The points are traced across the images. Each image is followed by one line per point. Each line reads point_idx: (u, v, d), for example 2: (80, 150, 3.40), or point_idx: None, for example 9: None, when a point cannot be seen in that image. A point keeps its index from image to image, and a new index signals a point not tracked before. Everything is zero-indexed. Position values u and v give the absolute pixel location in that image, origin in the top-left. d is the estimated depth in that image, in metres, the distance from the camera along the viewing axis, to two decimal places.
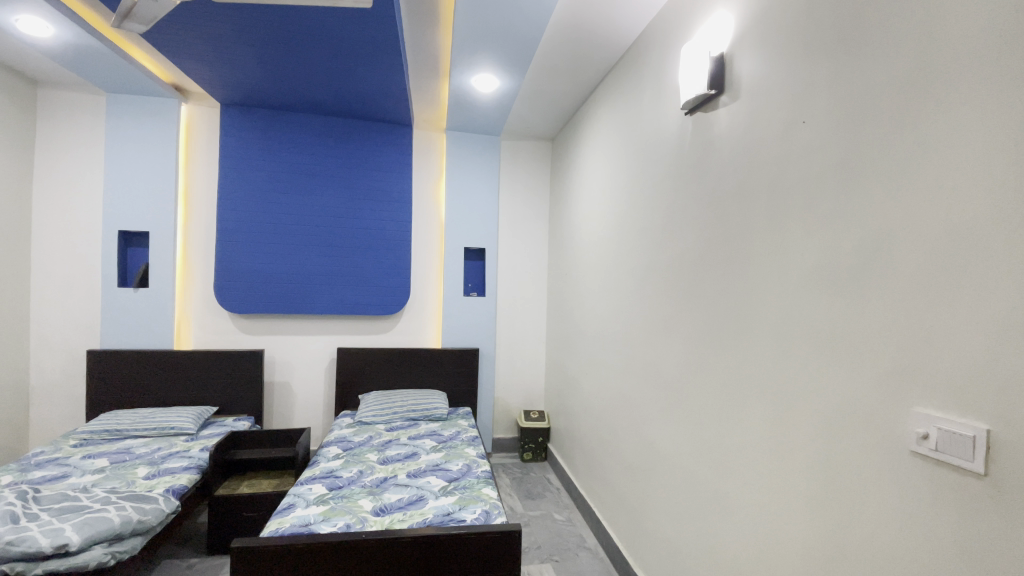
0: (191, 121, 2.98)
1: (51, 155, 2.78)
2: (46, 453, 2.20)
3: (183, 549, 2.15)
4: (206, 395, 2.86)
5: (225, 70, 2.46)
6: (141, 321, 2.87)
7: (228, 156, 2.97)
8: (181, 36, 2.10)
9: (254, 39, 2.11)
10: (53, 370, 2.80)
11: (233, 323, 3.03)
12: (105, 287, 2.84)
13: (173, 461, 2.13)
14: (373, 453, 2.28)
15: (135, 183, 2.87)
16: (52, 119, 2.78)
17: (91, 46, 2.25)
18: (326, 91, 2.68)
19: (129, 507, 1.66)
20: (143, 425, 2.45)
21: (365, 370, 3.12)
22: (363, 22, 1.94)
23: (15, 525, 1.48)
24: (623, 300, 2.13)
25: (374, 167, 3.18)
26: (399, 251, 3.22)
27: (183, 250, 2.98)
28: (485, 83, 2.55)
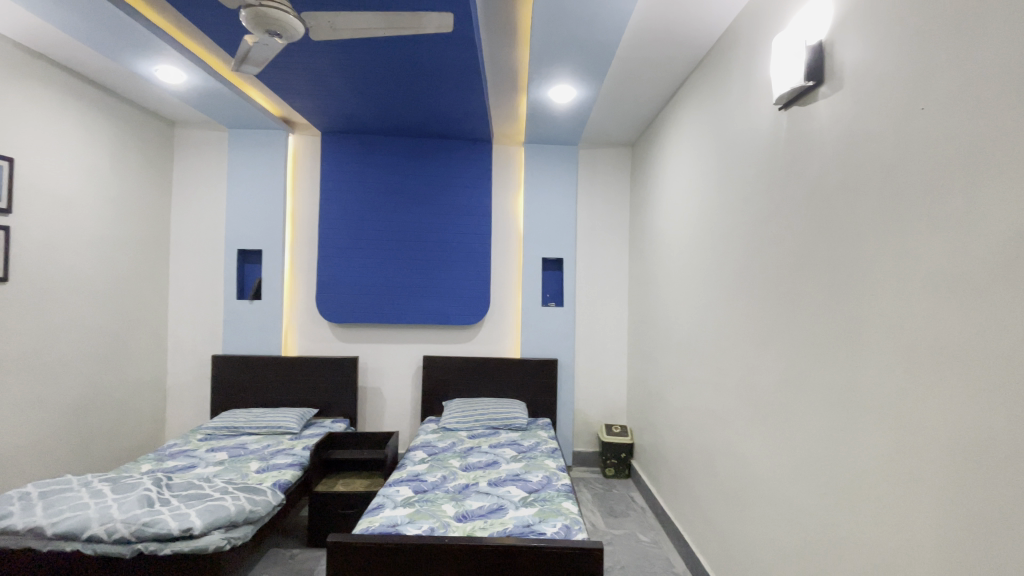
0: (297, 149, 3.32)
1: (186, 185, 3.24)
2: (178, 445, 2.52)
3: (288, 539, 2.35)
4: (307, 398, 3.12)
5: (325, 102, 2.71)
6: (255, 329, 3.21)
7: (328, 180, 3.25)
8: (288, 74, 2.35)
9: (349, 71, 2.30)
10: (185, 371, 3.23)
11: (331, 332, 3.29)
12: (227, 299, 3.22)
13: (280, 458, 2.35)
14: (456, 459, 2.35)
15: (250, 207, 3.23)
16: (187, 155, 3.24)
17: (215, 87, 2.59)
18: (412, 114, 2.85)
19: (243, 497, 1.85)
20: (255, 423, 2.73)
21: (448, 378, 3.22)
22: (444, 46, 2.04)
23: (150, 508, 1.71)
24: (712, 310, 2.02)
25: (456, 183, 3.31)
26: (480, 263, 3.31)
27: (290, 266, 3.30)
28: (562, 94, 2.56)
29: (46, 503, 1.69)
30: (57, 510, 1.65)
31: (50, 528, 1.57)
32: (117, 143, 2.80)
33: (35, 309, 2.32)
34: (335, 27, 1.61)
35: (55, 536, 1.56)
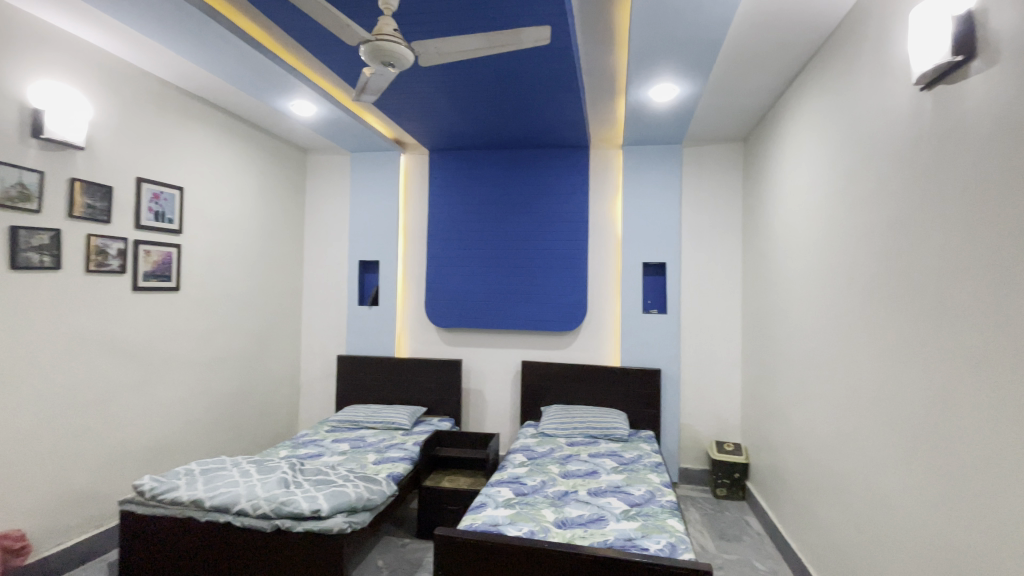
0: (408, 166, 3.60)
1: (316, 204, 3.68)
2: (310, 435, 2.84)
3: (400, 529, 2.54)
4: (417, 397, 3.35)
5: (433, 122, 2.91)
6: (372, 332, 3.53)
7: (435, 193, 3.48)
8: (399, 99, 2.56)
9: (453, 91, 2.45)
10: (315, 369, 3.64)
11: (438, 336, 3.50)
12: (349, 305, 3.58)
13: (393, 452, 2.54)
14: (555, 465, 2.35)
15: (368, 221, 3.57)
16: (317, 178, 3.68)
17: (339, 117, 2.91)
18: (512, 126, 2.94)
19: (361, 486, 2.04)
20: (372, 419, 2.99)
21: (548, 384, 3.25)
22: (542, 58, 2.09)
23: (286, 489, 1.95)
24: (840, 318, 1.80)
25: (554, 191, 3.34)
26: (578, 269, 3.30)
27: (402, 275, 3.58)
28: (664, 93, 2.47)
29: (206, 479, 2.01)
30: (214, 486, 1.95)
31: (209, 500, 1.86)
32: (263, 171, 3.28)
33: (198, 313, 2.79)
34: (440, 52, 1.73)
35: (213, 507, 1.84)
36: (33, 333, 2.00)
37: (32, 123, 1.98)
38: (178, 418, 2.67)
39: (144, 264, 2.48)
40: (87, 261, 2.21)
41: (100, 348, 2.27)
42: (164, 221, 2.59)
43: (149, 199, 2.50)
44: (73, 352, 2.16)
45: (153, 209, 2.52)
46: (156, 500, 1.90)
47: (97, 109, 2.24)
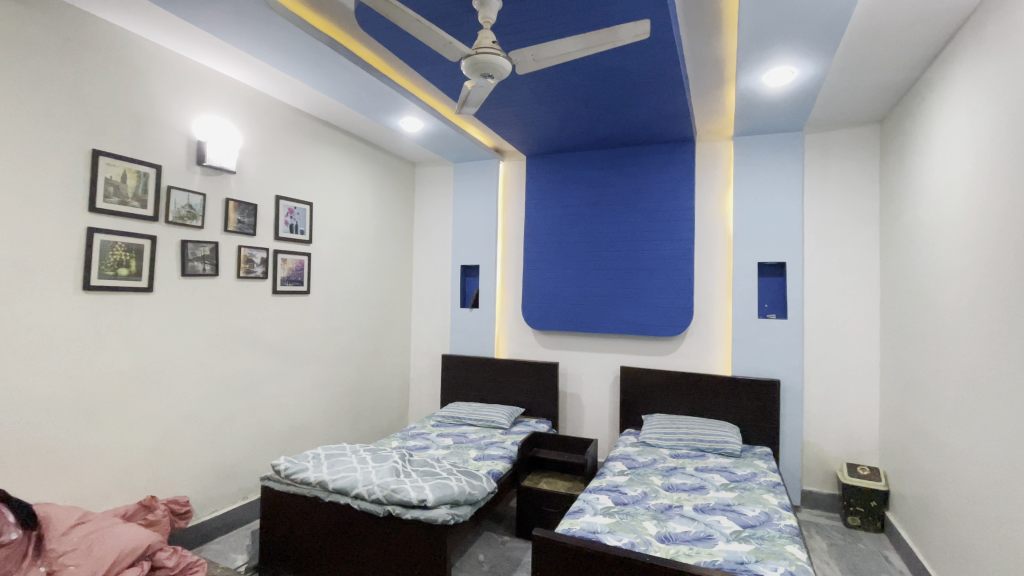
0: (507, 173, 3.70)
1: (423, 213, 3.93)
2: (418, 428, 3.04)
3: (499, 526, 2.60)
4: (516, 398, 3.41)
5: (530, 128, 2.96)
6: (474, 333, 3.68)
7: (533, 198, 3.53)
8: (498, 108, 2.64)
9: (551, 96, 2.47)
10: (422, 367, 3.89)
11: (535, 338, 3.54)
12: (452, 308, 3.76)
13: (493, 450, 2.62)
14: (658, 477, 2.25)
15: (470, 227, 3.73)
16: (424, 188, 3.94)
17: (443, 129, 3.08)
18: (609, 125, 2.89)
19: (464, 480, 2.13)
20: (474, 416, 3.11)
21: (649, 390, 3.12)
22: (640, 53, 2.03)
23: (396, 478, 2.10)
24: (1009, 326, 1.50)
25: (656, 189, 3.21)
26: (683, 271, 3.13)
27: (501, 278, 3.68)
28: (779, 77, 2.26)
29: (330, 463, 2.24)
30: (336, 470, 2.17)
31: (332, 482, 2.07)
32: (377, 185, 3.59)
33: (324, 314, 3.13)
34: (537, 58, 1.76)
35: (335, 489, 2.05)
36: (200, 328, 2.40)
37: (198, 154, 2.37)
38: (308, 406, 3.01)
39: (282, 270, 2.85)
40: (237, 269, 2.59)
41: (248, 343, 2.64)
42: (297, 233, 2.93)
43: (286, 214, 2.86)
44: (228, 346, 2.54)
45: (289, 222, 2.88)
46: (289, 478, 2.15)
47: (246, 139, 2.62)
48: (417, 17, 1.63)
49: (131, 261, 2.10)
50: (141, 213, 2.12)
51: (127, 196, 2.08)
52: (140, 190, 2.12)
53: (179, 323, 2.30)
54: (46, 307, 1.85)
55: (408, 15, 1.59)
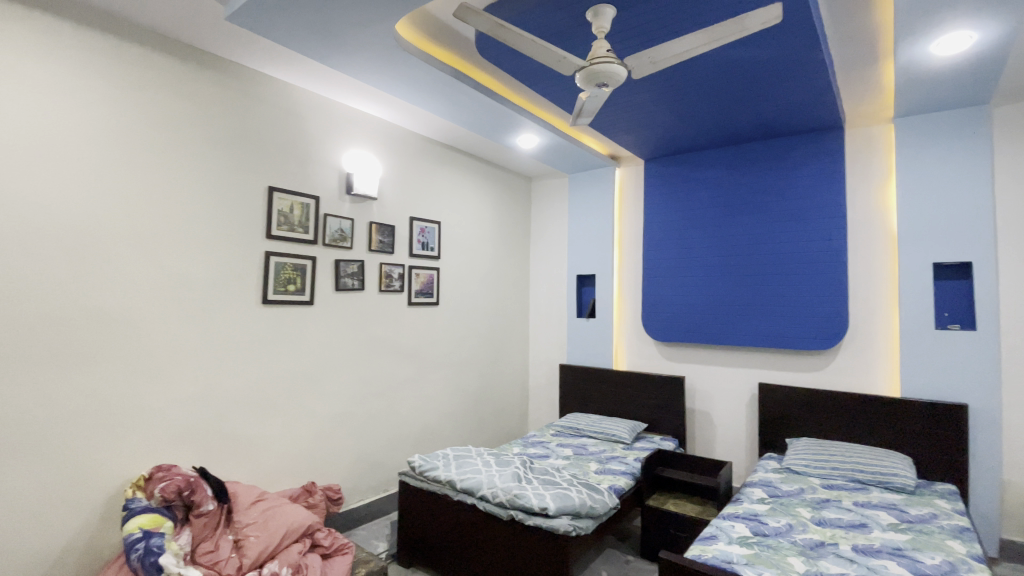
0: (624, 179, 3.63)
1: (539, 225, 4.03)
2: (538, 437, 3.09)
3: (623, 544, 2.52)
4: (637, 412, 3.29)
5: (648, 131, 2.88)
6: (592, 344, 3.65)
7: (652, 203, 3.41)
8: (613, 114, 2.62)
9: (670, 96, 2.37)
10: (541, 377, 3.95)
11: (658, 350, 3.40)
12: (569, 318, 3.77)
13: (615, 464, 2.55)
14: (805, 508, 2.00)
15: (586, 237, 3.72)
16: (540, 201, 4.04)
17: (559, 142, 3.13)
18: (737, 120, 2.69)
19: (585, 493, 2.11)
20: (594, 429, 3.07)
21: (791, 410, 2.80)
22: (771, 39, 1.86)
23: (518, 483, 2.16)
24: None
25: (795, 185, 2.90)
26: (832, 275, 2.78)
27: (619, 287, 3.60)
28: (952, 44, 1.90)
29: (458, 464, 2.37)
30: (463, 470, 2.29)
31: (460, 482, 2.19)
32: (497, 201, 3.77)
33: (450, 325, 3.35)
34: (654, 60, 1.71)
35: (462, 489, 2.17)
36: (350, 337, 2.73)
37: (346, 184, 2.71)
38: (438, 410, 3.24)
39: (415, 283, 3.11)
40: (379, 283, 2.89)
41: (388, 350, 2.94)
42: (427, 250, 3.19)
43: (418, 233, 3.13)
44: (372, 353, 2.85)
45: (421, 240, 3.14)
46: (423, 475, 2.33)
47: (384, 167, 2.94)
48: (532, 38, 1.69)
49: (297, 278, 2.48)
50: (303, 238, 2.49)
51: (294, 224, 2.46)
52: (304, 219, 2.50)
53: (333, 331, 2.64)
54: (236, 318, 2.25)
55: (524, 37, 1.66)
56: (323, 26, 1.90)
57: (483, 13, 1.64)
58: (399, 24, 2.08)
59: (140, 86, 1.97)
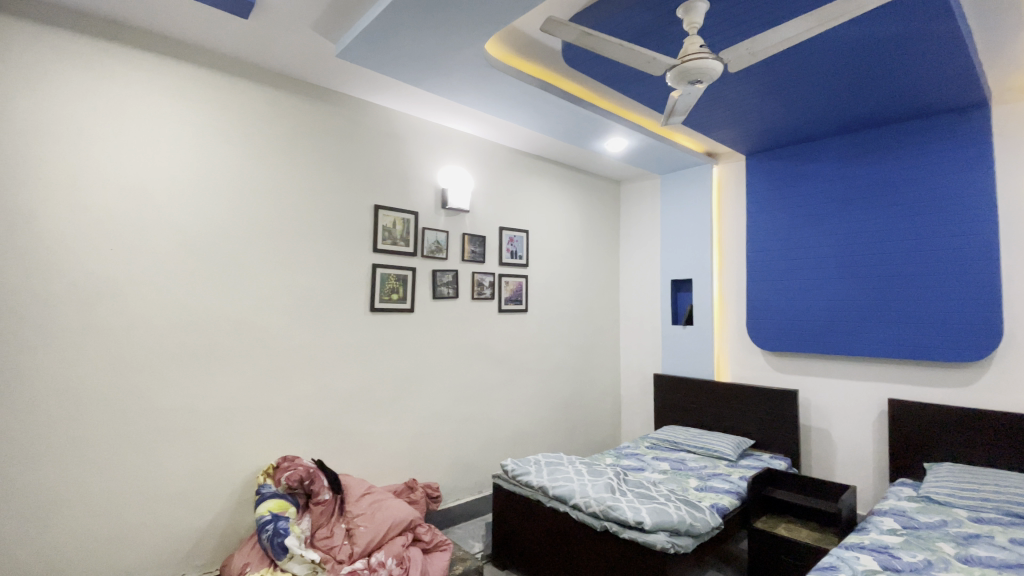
0: (722, 177, 3.44)
1: (630, 229, 3.94)
2: (632, 448, 3.00)
3: (728, 567, 2.35)
4: (742, 427, 3.06)
5: (748, 126, 2.70)
6: (689, 353, 3.47)
7: (755, 202, 3.19)
8: (708, 111, 2.49)
9: (772, 87, 2.21)
10: (634, 386, 3.84)
11: (765, 359, 3.15)
12: (664, 325, 3.63)
13: (717, 482, 2.40)
14: (949, 544, 1.72)
15: (680, 241, 3.56)
16: (631, 205, 3.95)
17: (650, 144, 3.05)
18: (852, 106, 2.43)
19: (684, 510, 2.00)
20: (693, 443, 2.91)
21: (932, 431, 2.43)
22: (894, 14, 1.66)
23: (612, 495, 2.11)
24: None
25: (929, 173, 2.53)
26: (982, 275, 2.37)
27: (719, 292, 3.40)
28: None
29: (550, 470, 2.39)
30: (556, 477, 2.30)
31: (552, 489, 2.21)
32: (586, 207, 3.76)
33: (540, 331, 3.39)
34: (754, 51, 1.61)
35: (555, 496, 2.18)
36: (447, 343, 2.88)
37: (441, 199, 2.87)
38: (529, 416, 3.29)
39: (505, 291, 3.20)
40: (472, 291, 3.01)
41: (482, 356, 3.05)
42: (517, 258, 3.26)
43: (507, 242, 3.21)
44: (467, 358, 2.97)
45: (510, 249, 3.22)
46: (516, 479, 2.38)
47: (476, 181, 3.07)
48: (620, 43, 1.68)
49: (399, 288, 2.67)
50: (405, 251, 2.69)
51: (396, 238, 2.66)
52: (405, 233, 2.69)
53: (431, 337, 2.80)
54: (349, 324, 2.49)
55: (612, 42, 1.66)
56: (418, 53, 2.05)
57: (570, 25, 1.67)
58: (489, 43, 2.18)
59: (271, 123, 2.28)
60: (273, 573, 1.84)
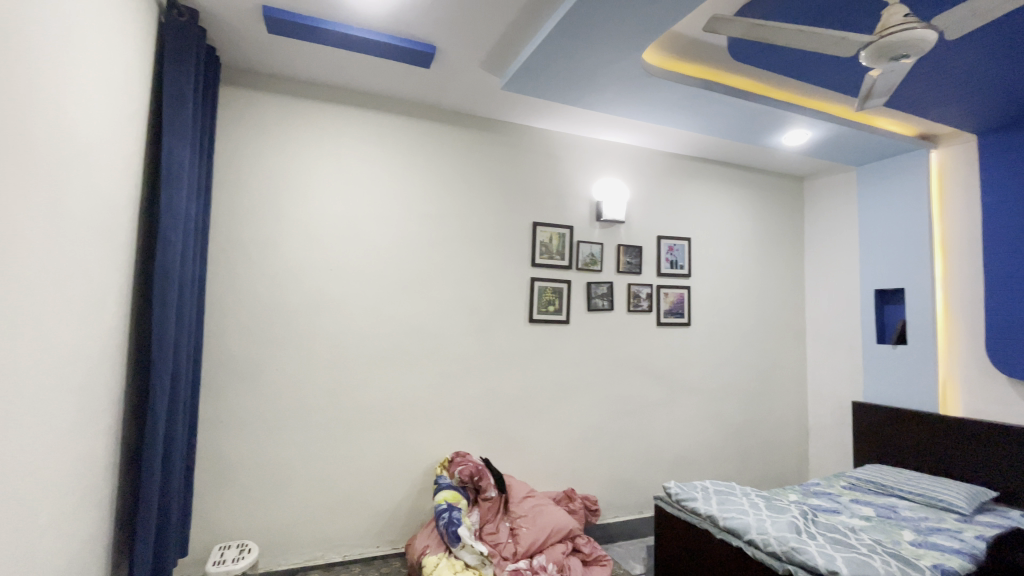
0: (943, 165, 2.83)
1: (818, 232, 3.47)
2: (823, 486, 2.60)
3: None
4: (980, 476, 2.42)
5: (979, 99, 2.17)
6: (900, 377, 2.88)
7: (995, 192, 2.53)
8: (917, 88, 2.09)
9: (1011, 48, 1.76)
10: (826, 414, 3.34)
11: (1017, 392, 2.45)
12: (865, 344, 3.09)
13: (942, 538, 1.94)
14: None
15: (885, 244, 3.01)
16: (819, 206, 3.47)
17: (841, 133, 2.65)
18: None
19: (895, 566, 1.67)
20: (908, 489, 2.40)
21: None
22: None
23: (799, 536, 1.87)
24: None
25: None
26: None
27: (943, 305, 2.78)
28: None
29: (719, 500, 2.22)
30: (727, 508, 2.13)
31: (722, 520, 2.05)
32: (760, 210, 3.43)
33: (706, 347, 3.18)
34: (983, 10, 1.32)
35: (726, 528, 2.01)
36: (606, 355, 2.90)
37: (597, 212, 2.92)
38: (694, 437, 3.11)
39: (665, 303, 3.09)
40: (628, 303, 2.98)
41: (642, 370, 2.99)
42: (678, 268, 3.13)
43: (666, 251, 3.11)
44: (627, 371, 2.95)
45: (669, 259, 3.11)
46: (681, 504, 2.27)
47: (633, 191, 3.05)
48: (798, 28, 1.53)
49: (556, 300, 2.78)
50: (561, 264, 2.80)
51: (553, 252, 2.80)
52: (561, 247, 2.81)
53: (588, 349, 2.86)
54: (514, 333, 2.70)
55: (788, 29, 1.52)
56: (570, 75, 2.15)
57: (737, 19, 1.57)
58: (647, 52, 2.18)
59: (450, 155, 2.63)
60: (448, 558, 2.04)
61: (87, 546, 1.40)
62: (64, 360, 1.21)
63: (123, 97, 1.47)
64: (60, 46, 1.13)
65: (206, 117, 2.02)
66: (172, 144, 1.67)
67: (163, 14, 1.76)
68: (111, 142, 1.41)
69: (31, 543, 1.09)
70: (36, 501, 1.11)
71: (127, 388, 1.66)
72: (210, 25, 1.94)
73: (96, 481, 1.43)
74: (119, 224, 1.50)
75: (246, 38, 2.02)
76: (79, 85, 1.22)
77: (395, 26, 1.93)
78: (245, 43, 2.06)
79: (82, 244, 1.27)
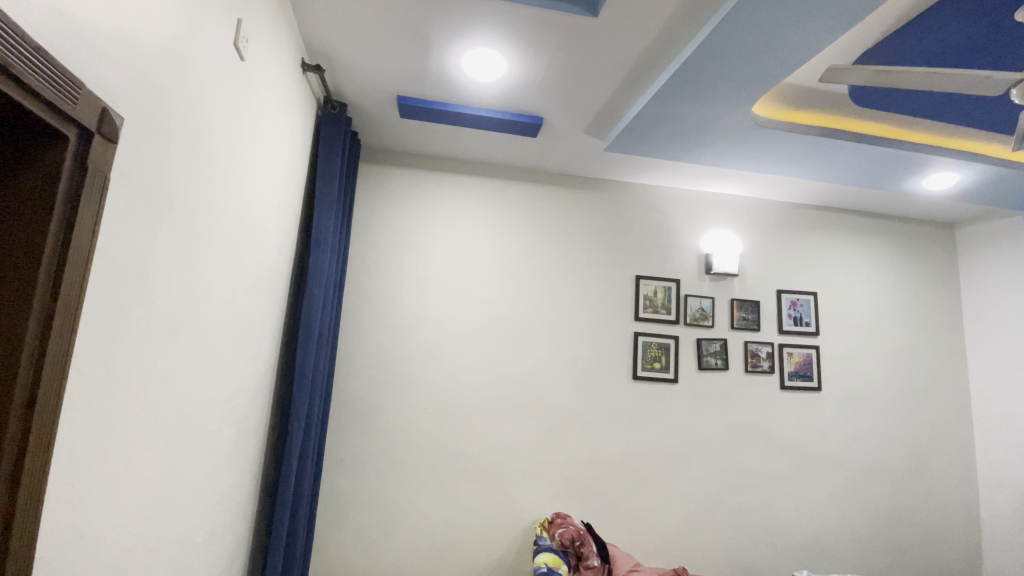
0: None
1: (977, 286, 3.09)
2: None
3: None
4: None
5: None
6: None
7: None
8: None
9: None
10: (1006, 505, 2.81)
11: None
12: None
13: None
14: None
15: None
16: (978, 256, 3.10)
17: (993, 173, 2.42)
18: None
19: None
20: None
21: None
22: None
23: None
24: None
25: None
26: None
27: None
28: None
29: None
30: None
31: None
32: (899, 260, 3.15)
33: (840, 415, 2.91)
34: None
35: None
36: (719, 416, 2.80)
37: (706, 265, 2.93)
38: (829, 517, 2.80)
39: (789, 363, 2.92)
40: (745, 363, 2.88)
41: (762, 434, 2.82)
42: (803, 324, 2.97)
43: (788, 306, 2.98)
44: (744, 434, 2.81)
45: (793, 315, 2.97)
46: None
47: (745, 243, 3.02)
48: (929, 71, 1.53)
49: (661, 356, 2.80)
50: (667, 318, 2.84)
51: (658, 305, 2.85)
52: (666, 300, 2.86)
53: (699, 407, 2.79)
54: (622, 386, 2.75)
55: (916, 73, 1.52)
56: (660, 133, 2.31)
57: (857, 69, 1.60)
58: (757, 105, 2.25)
59: (563, 216, 2.88)
60: None
61: (232, 534, 1.71)
62: (228, 375, 1.57)
63: (286, 178, 1.93)
64: (247, 145, 1.53)
65: (348, 187, 2.50)
66: (323, 210, 2.11)
67: (321, 109, 2.27)
68: (274, 211, 1.84)
69: (194, 516, 1.39)
70: (200, 484, 1.42)
71: (273, 412, 2.04)
72: (355, 115, 2.45)
73: (242, 479, 1.77)
74: (276, 270, 1.93)
75: (387, 123, 2.51)
76: (257, 171, 1.64)
77: (503, 102, 2.26)
78: (385, 127, 2.55)
79: (248, 290, 1.66)
